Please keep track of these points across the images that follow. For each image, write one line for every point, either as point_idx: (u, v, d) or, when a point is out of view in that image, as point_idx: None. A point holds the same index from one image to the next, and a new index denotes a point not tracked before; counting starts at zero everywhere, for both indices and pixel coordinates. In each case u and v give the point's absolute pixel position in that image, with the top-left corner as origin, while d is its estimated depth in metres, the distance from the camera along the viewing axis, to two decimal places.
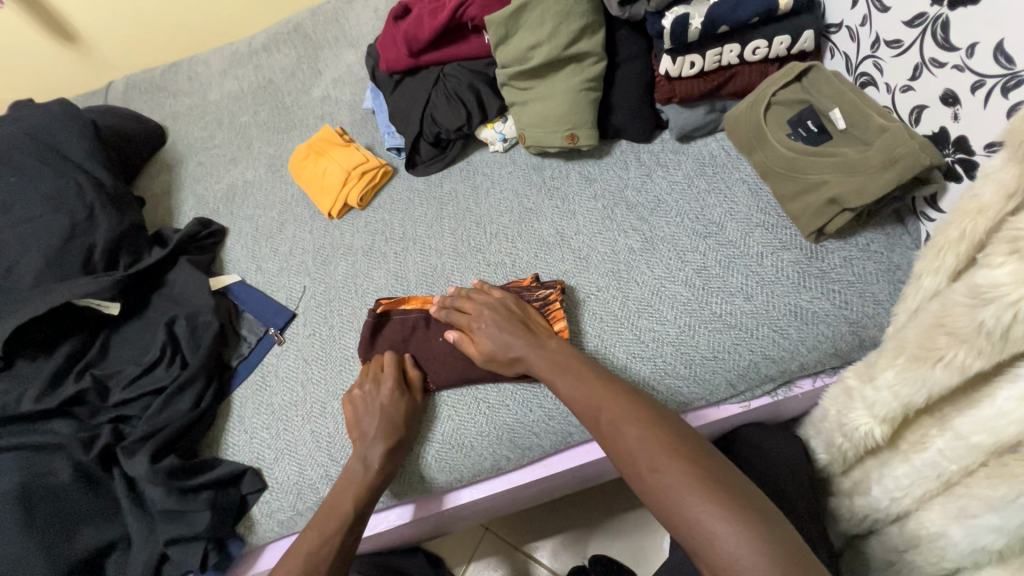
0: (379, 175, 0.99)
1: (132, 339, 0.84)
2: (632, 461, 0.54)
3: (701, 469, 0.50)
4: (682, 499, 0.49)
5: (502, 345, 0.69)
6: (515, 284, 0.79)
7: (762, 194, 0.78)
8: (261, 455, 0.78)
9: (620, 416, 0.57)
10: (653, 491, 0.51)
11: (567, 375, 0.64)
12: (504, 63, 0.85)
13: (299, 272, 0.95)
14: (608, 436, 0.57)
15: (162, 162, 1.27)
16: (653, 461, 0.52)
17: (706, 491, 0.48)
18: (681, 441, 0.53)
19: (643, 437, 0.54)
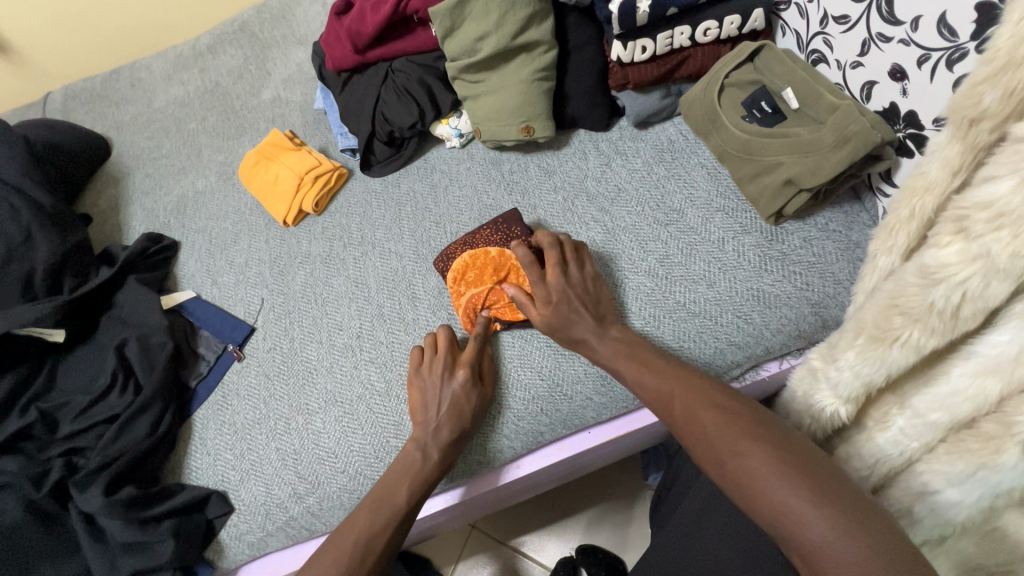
0: (333, 178, 0.96)
1: (79, 366, 0.80)
2: (707, 450, 0.52)
3: (788, 458, 0.47)
4: (768, 485, 0.46)
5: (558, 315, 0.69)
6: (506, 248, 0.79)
7: (722, 177, 0.78)
8: (226, 477, 0.75)
9: (697, 405, 0.56)
10: (734, 480, 0.49)
11: (634, 362, 0.64)
12: (452, 56, 0.82)
13: (256, 283, 0.92)
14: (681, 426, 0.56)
15: (107, 176, 1.21)
16: (734, 445, 0.50)
17: (792, 474, 0.46)
18: (759, 431, 0.51)
19: (725, 426, 0.52)
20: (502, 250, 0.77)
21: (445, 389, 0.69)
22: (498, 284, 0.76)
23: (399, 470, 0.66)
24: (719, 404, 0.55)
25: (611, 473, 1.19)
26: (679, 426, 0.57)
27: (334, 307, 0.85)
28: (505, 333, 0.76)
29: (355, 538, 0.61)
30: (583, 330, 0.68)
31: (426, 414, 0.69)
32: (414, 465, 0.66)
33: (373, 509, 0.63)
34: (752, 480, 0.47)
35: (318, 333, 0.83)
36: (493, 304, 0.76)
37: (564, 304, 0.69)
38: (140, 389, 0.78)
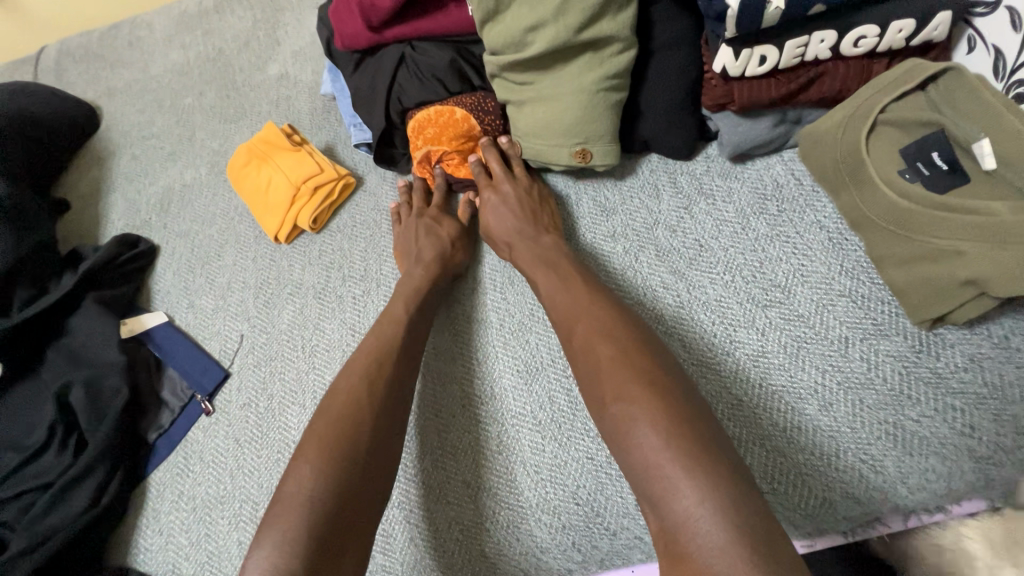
0: (337, 189, 0.77)
1: (18, 415, 0.67)
2: (592, 387, 0.45)
3: (670, 399, 0.40)
4: (640, 436, 0.39)
5: (496, 222, 0.65)
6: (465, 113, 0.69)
7: (848, 247, 0.56)
8: (178, 569, 0.62)
9: (598, 334, 0.47)
10: (606, 420, 0.42)
11: (551, 278, 0.56)
12: (493, 49, 0.62)
13: (238, 313, 0.76)
14: (578, 355, 0.48)
15: (93, 154, 1.06)
16: (617, 388, 0.42)
17: (661, 421, 0.39)
18: (648, 365, 0.43)
19: (617, 363, 0.44)
20: (468, 117, 0.69)
21: (422, 223, 0.69)
22: (454, 145, 0.72)
23: (389, 322, 0.58)
24: (619, 330, 0.47)
25: None
26: (574, 353, 0.48)
27: (323, 359, 0.68)
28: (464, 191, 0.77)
29: (360, 376, 0.51)
30: (511, 234, 0.63)
31: (410, 256, 0.67)
32: (405, 284, 0.63)
33: (376, 329, 0.57)
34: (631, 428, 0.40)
35: (303, 391, 0.67)
36: (445, 159, 0.74)
37: (501, 206, 0.65)
38: (81, 449, 0.64)
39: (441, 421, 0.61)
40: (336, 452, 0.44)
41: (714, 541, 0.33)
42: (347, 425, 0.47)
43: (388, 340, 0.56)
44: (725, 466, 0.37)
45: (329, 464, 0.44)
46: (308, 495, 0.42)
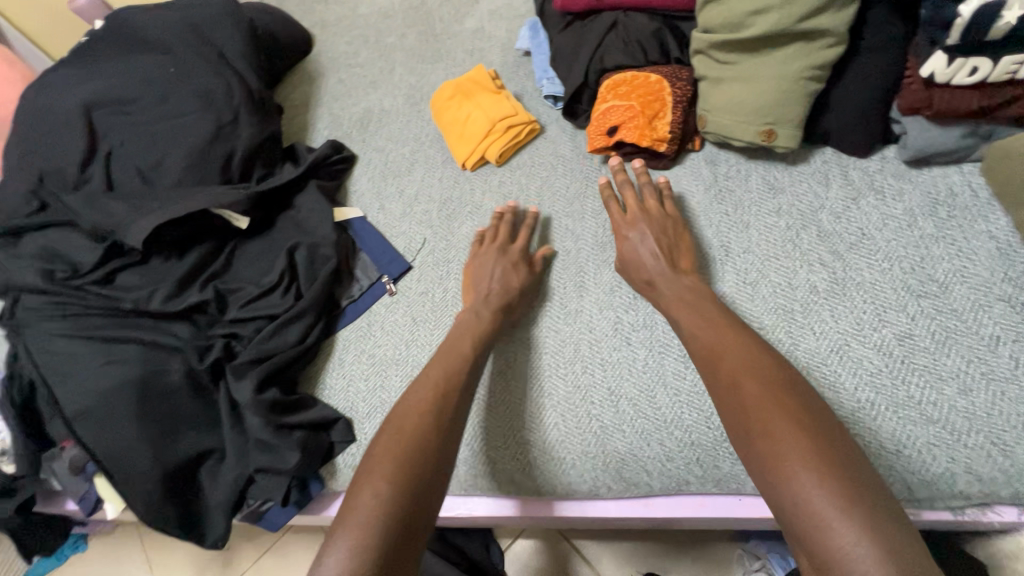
0: (524, 132, 0.89)
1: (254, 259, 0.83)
2: (739, 422, 0.50)
3: (829, 456, 0.45)
4: (792, 476, 0.44)
5: (640, 260, 0.69)
6: (662, 82, 0.77)
7: (1016, 259, 0.60)
8: (355, 407, 0.76)
9: (747, 371, 0.53)
10: (759, 460, 0.47)
11: (690, 312, 0.62)
12: (709, 28, 0.71)
13: (422, 220, 0.89)
14: (725, 388, 0.53)
15: (304, 72, 1.24)
16: (766, 425, 0.48)
17: (825, 475, 0.44)
18: (815, 420, 0.48)
19: (766, 400, 0.50)
20: (662, 80, 0.77)
21: (494, 266, 0.74)
22: (644, 105, 0.77)
23: (452, 356, 0.65)
24: (775, 377, 0.52)
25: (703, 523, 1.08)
26: (721, 385, 0.54)
27: None
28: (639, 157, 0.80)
29: (428, 404, 0.59)
30: (651, 272, 0.67)
31: (477, 288, 0.73)
32: (470, 322, 0.69)
33: (444, 365, 0.64)
34: (783, 466, 0.45)
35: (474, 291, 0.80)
36: (632, 121, 0.77)
37: (641, 244, 0.69)
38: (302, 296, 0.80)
39: (594, 337, 0.70)
40: (403, 471, 0.52)
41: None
42: (415, 445, 0.54)
43: (453, 374, 0.63)
44: (887, 522, 0.42)
45: (399, 485, 0.51)
46: (381, 504, 0.49)
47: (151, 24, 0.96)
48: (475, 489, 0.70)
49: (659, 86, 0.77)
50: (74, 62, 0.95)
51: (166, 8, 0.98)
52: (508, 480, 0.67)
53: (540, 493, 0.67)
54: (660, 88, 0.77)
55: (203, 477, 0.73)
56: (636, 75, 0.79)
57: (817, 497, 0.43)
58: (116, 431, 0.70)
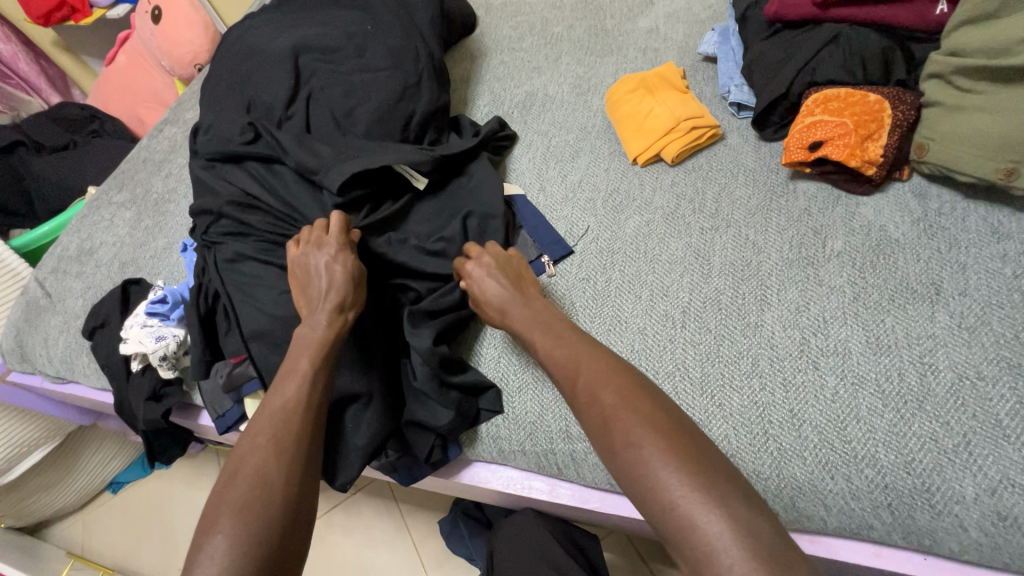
0: (705, 135, 0.87)
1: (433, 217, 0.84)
2: (609, 438, 0.50)
3: (671, 444, 0.47)
4: (651, 474, 0.46)
5: (480, 293, 0.69)
6: (883, 103, 0.72)
7: None
8: (505, 379, 0.75)
9: (606, 378, 0.54)
10: (615, 464, 0.50)
11: (545, 332, 0.62)
12: (963, 51, 0.66)
13: (585, 208, 0.88)
14: (583, 402, 0.54)
15: (467, 50, 1.26)
16: (631, 435, 0.48)
17: (668, 452, 0.46)
18: (658, 413, 0.50)
19: (622, 402, 0.51)
20: (883, 100, 0.72)
21: (318, 258, 0.68)
22: (860, 126, 0.72)
23: (291, 381, 0.61)
24: (607, 367, 0.55)
25: None
26: (580, 400, 0.54)
27: (663, 268, 0.78)
28: (833, 178, 0.76)
29: (268, 434, 0.57)
30: (501, 303, 0.67)
31: (309, 294, 0.68)
32: (304, 338, 0.65)
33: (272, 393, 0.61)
34: (644, 466, 0.46)
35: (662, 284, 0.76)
36: (840, 141, 0.73)
37: (484, 280, 0.69)
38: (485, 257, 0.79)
39: (776, 355, 0.67)
40: (245, 522, 0.50)
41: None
42: (262, 497, 0.52)
43: (298, 402, 0.60)
44: (745, 509, 0.43)
45: (240, 534, 0.49)
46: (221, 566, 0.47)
47: None
48: None
49: (879, 107, 0.72)
50: (279, 10, 1.01)
51: None
52: None
53: None
54: (880, 110, 0.72)
55: (348, 419, 0.73)
56: (853, 91, 0.74)
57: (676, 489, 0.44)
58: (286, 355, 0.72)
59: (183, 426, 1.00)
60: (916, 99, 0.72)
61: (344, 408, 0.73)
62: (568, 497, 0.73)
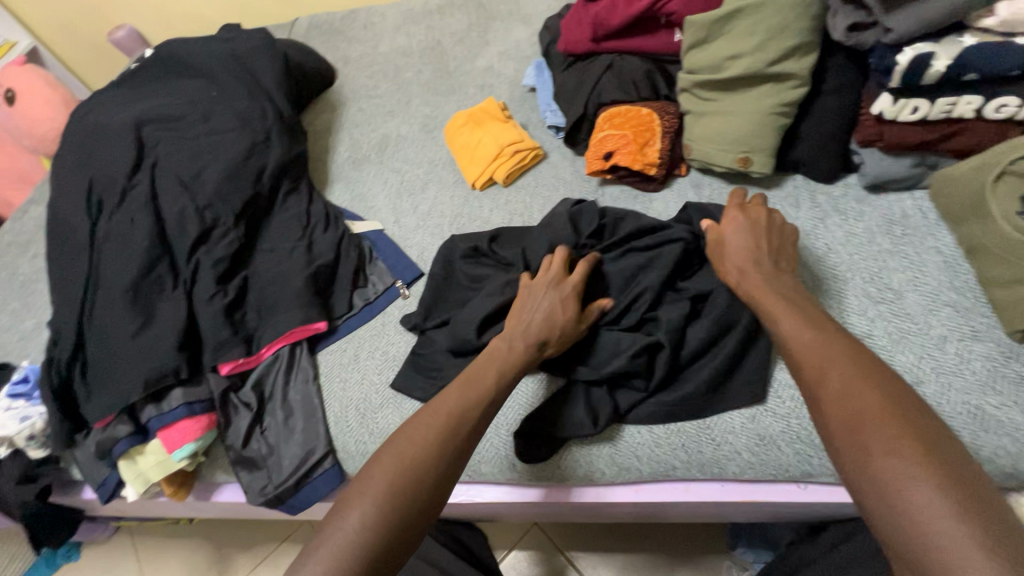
0: (529, 157, 0.99)
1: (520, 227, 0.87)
2: (859, 442, 0.46)
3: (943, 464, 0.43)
4: (914, 492, 0.42)
5: (739, 249, 0.67)
6: (652, 114, 0.86)
7: (959, 271, 0.69)
8: (369, 399, 0.82)
9: (867, 381, 0.49)
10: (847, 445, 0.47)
11: (790, 315, 0.58)
12: (692, 69, 0.81)
13: (434, 233, 0.98)
14: (823, 398, 0.51)
15: (328, 101, 1.34)
16: (894, 443, 0.44)
17: (927, 465, 0.43)
18: (926, 429, 0.45)
19: (884, 410, 0.47)
20: (652, 113, 0.86)
21: (543, 294, 0.70)
22: (636, 135, 0.86)
23: (469, 389, 0.63)
24: (867, 374, 0.50)
25: (689, 528, 1.12)
26: (825, 398, 0.50)
27: None
28: (628, 179, 0.90)
29: (441, 429, 0.59)
30: (744, 262, 0.66)
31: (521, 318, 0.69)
32: (501, 355, 0.66)
33: (455, 392, 0.63)
34: (887, 474, 0.43)
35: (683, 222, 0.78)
36: (623, 150, 0.86)
37: (743, 237, 0.68)
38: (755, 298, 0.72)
39: None
40: (387, 514, 0.53)
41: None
42: (412, 489, 0.55)
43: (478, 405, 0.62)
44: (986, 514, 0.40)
45: (375, 524, 0.52)
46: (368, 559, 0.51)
47: (196, 53, 1.07)
48: (479, 474, 0.75)
49: (649, 117, 0.86)
50: (124, 85, 1.05)
51: (210, 41, 1.10)
52: (509, 465, 0.74)
53: (532, 477, 0.74)
54: (650, 120, 0.86)
55: None
56: (630, 108, 0.89)
57: (918, 489, 0.42)
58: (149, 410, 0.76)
59: (67, 504, 0.98)
60: (677, 108, 0.87)
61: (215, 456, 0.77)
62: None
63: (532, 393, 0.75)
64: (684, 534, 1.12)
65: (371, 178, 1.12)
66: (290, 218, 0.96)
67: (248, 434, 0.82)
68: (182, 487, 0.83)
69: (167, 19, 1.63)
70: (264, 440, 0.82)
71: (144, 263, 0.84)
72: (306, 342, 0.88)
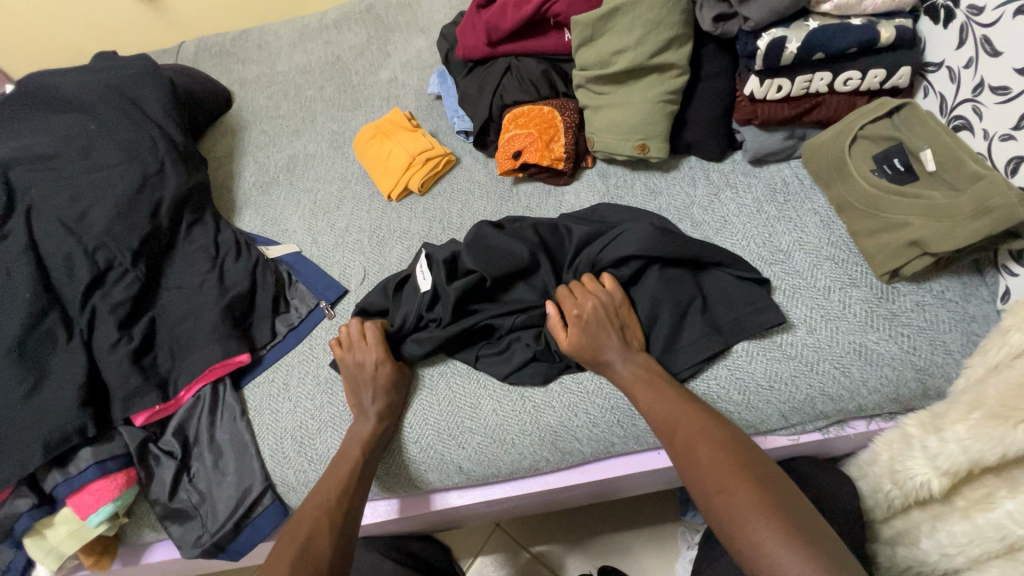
0: (442, 163, 0.99)
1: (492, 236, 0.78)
2: (713, 495, 0.55)
3: (795, 524, 0.51)
4: (763, 540, 0.50)
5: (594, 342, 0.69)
6: (554, 111, 0.90)
7: (834, 227, 0.77)
8: (304, 425, 0.80)
9: (706, 445, 0.58)
10: (721, 517, 0.54)
11: (648, 389, 0.65)
12: (584, 65, 0.86)
13: (355, 249, 0.96)
14: (684, 456, 0.59)
15: (226, 126, 1.28)
16: (733, 492, 0.54)
17: (782, 528, 0.50)
18: (751, 457, 0.57)
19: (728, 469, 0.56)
20: (553, 110, 0.90)
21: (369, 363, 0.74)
22: (540, 133, 0.89)
23: (345, 464, 0.69)
24: (711, 437, 0.59)
25: (644, 501, 1.17)
26: (682, 463, 0.59)
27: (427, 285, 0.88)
28: (539, 175, 0.92)
29: (321, 511, 0.64)
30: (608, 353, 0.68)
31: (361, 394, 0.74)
32: (360, 430, 0.72)
33: (328, 479, 0.68)
34: (747, 530, 0.51)
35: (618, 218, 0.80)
36: (531, 146, 0.89)
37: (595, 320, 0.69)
38: (680, 266, 0.74)
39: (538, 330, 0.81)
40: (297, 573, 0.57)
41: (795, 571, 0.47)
42: (314, 556, 0.59)
43: (344, 483, 0.67)
44: (811, 539, 0.49)
45: None
46: None
47: (66, 86, 0.98)
48: (428, 482, 0.75)
49: (552, 114, 0.90)
50: None
51: (83, 72, 1.02)
52: (458, 468, 0.74)
53: (481, 475, 0.75)
54: (553, 117, 0.90)
55: (187, 518, 0.76)
56: (533, 107, 0.92)
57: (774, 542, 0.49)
58: (76, 480, 0.72)
59: None
60: (577, 103, 0.92)
61: (181, 515, 0.76)
62: (387, 512, 0.78)
63: (468, 393, 0.76)
64: (640, 508, 1.17)
65: (281, 201, 1.08)
66: (195, 251, 0.90)
67: (175, 485, 0.76)
68: (104, 554, 0.77)
69: (35, 53, 1.50)
70: (194, 488, 0.77)
71: (28, 317, 0.77)
72: (228, 378, 0.84)
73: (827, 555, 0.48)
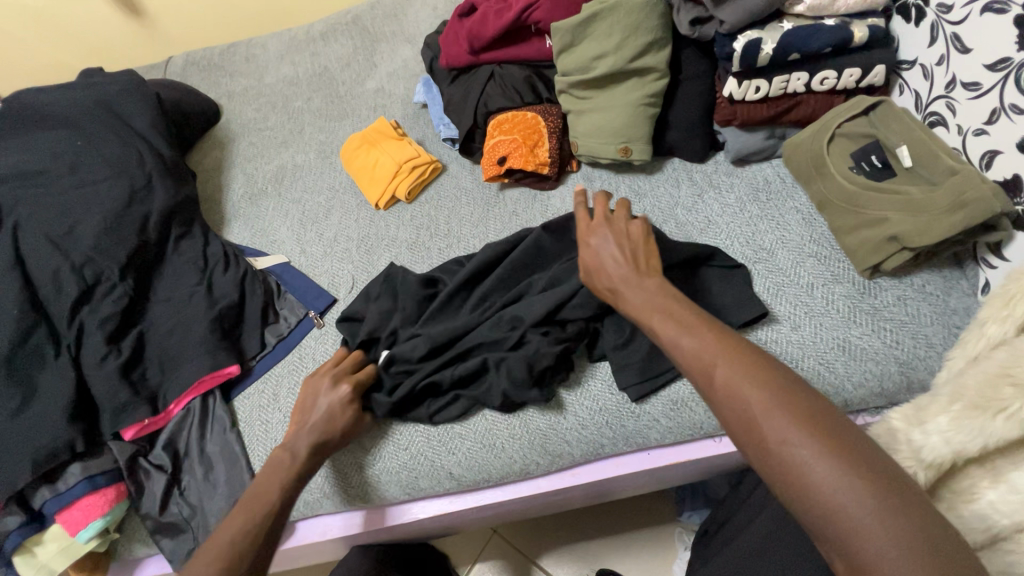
0: (428, 171, 1.00)
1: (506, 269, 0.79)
2: (760, 434, 0.46)
3: (862, 464, 0.43)
4: (827, 486, 0.42)
5: (604, 256, 0.67)
6: (538, 116, 0.91)
7: (816, 224, 0.78)
8: None
9: (749, 375, 0.49)
10: (774, 461, 0.45)
11: (671, 323, 0.57)
12: (565, 70, 0.87)
13: (343, 258, 0.97)
14: (718, 392, 0.50)
15: (215, 139, 1.28)
16: (787, 433, 0.45)
17: (851, 472, 0.42)
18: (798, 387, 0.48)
19: (776, 405, 0.47)
20: (537, 116, 0.91)
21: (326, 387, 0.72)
22: (524, 138, 0.90)
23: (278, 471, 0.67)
24: (751, 366, 0.50)
25: (641, 504, 1.17)
26: (719, 398, 0.50)
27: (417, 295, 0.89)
28: (525, 180, 0.93)
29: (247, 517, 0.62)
30: (616, 281, 0.64)
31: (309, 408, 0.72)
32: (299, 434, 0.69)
33: (261, 482, 0.66)
34: (807, 476, 0.43)
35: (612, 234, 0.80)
36: (515, 152, 0.89)
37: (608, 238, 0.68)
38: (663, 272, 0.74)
39: None
40: None
41: (869, 518, 0.40)
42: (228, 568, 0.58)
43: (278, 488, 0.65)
44: (879, 481, 0.42)
45: None
46: None
47: (53, 103, 0.99)
48: (419, 489, 0.75)
49: (535, 120, 0.91)
50: None
51: (69, 89, 1.02)
52: (448, 474, 0.74)
53: (471, 481, 0.75)
54: (537, 122, 0.91)
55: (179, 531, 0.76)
56: (516, 113, 0.93)
57: (815, 464, 0.43)
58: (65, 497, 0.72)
59: None
60: (560, 108, 0.93)
61: (172, 527, 0.76)
62: (379, 521, 0.78)
63: None
64: (636, 510, 1.17)
65: (270, 212, 1.09)
66: (184, 264, 0.91)
67: (166, 498, 0.77)
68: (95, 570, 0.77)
69: (23, 70, 1.50)
70: (184, 501, 0.77)
71: (16, 333, 0.77)
72: (218, 390, 0.84)
73: (900, 498, 0.41)
